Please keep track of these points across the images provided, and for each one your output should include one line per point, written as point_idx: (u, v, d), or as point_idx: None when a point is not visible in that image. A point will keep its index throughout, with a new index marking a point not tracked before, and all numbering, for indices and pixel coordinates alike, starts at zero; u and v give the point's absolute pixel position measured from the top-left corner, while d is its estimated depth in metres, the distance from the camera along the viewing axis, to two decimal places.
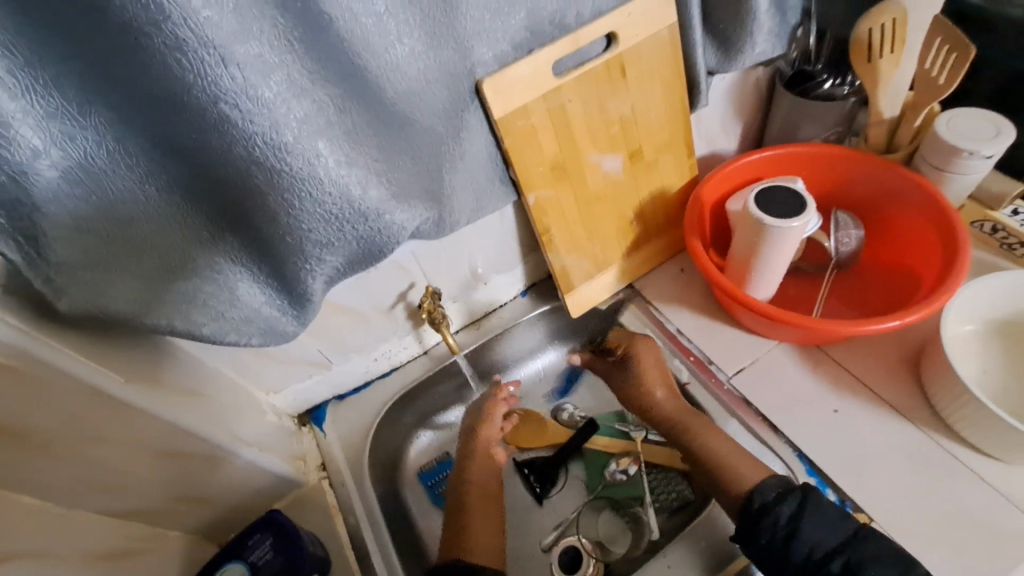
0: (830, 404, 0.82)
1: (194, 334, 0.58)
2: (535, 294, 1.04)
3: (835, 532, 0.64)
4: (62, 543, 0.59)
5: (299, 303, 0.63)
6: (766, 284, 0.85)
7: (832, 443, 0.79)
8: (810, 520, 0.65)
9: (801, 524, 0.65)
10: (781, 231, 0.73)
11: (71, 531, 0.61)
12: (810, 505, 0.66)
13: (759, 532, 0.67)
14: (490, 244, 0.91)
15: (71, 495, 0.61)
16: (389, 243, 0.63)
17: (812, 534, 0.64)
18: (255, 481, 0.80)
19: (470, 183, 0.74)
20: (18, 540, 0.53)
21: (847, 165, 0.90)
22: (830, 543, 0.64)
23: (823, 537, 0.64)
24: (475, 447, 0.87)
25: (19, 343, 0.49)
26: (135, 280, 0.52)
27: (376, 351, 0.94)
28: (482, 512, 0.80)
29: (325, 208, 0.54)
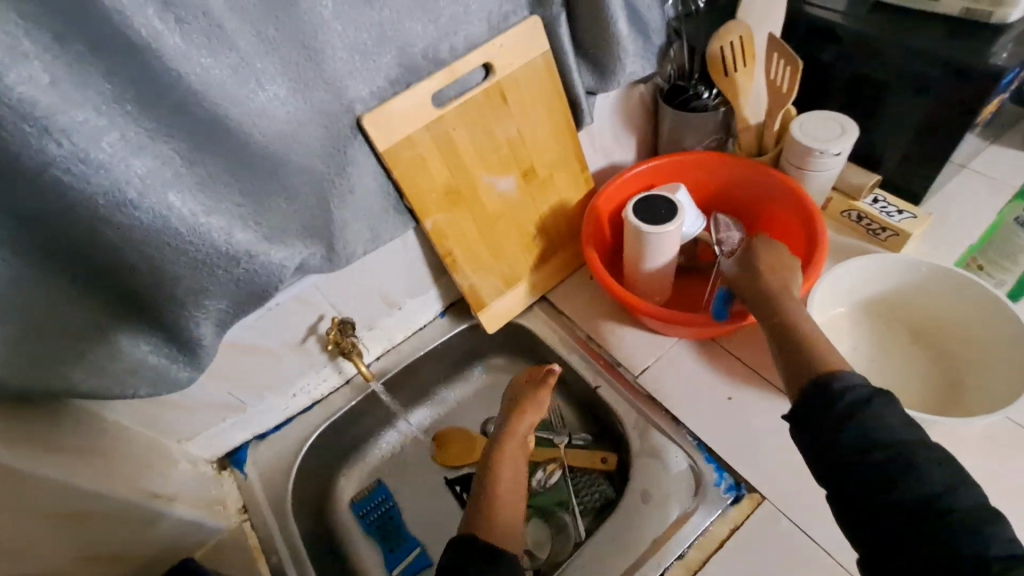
0: (725, 392, 0.88)
1: (74, 391, 0.59)
2: (453, 314, 1.06)
3: (901, 428, 0.57)
4: None
5: (188, 349, 0.63)
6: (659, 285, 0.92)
7: (727, 429, 0.84)
8: (885, 406, 0.58)
9: (868, 408, 0.58)
10: (657, 236, 0.83)
11: None
12: (884, 401, 0.59)
13: (821, 400, 0.61)
14: (399, 271, 0.93)
15: None
16: (274, 281, 0.66)
17: (876, 420, 0.57)
18: (160, 540, 0.76)
19: (364, 215, 0.76)
20: None
21: (722, 169, 0.98)
22: (897, 433, 0.56)
23: (894, 426, 0.57)
24: (519, 428, 0.84)
25: None
26: (1, 346, 0.52)
27: (293, 386, 0.94)
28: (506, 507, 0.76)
29: (190, 256, 0.57)
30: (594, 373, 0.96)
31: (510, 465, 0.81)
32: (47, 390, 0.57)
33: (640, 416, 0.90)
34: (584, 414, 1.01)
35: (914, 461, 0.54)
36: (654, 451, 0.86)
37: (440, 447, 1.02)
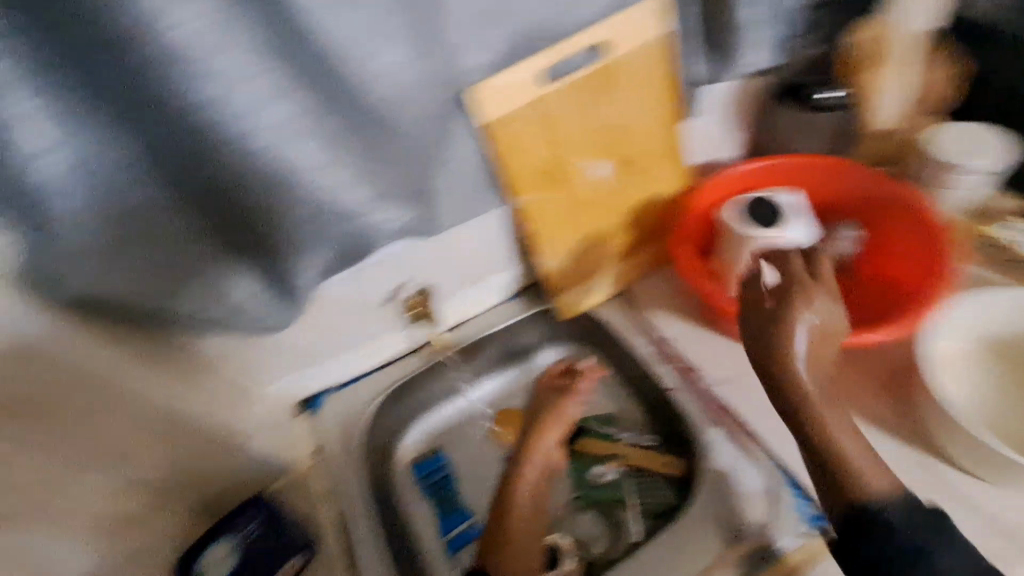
0: None
1: (191, 318, 0.63)
2: (529, 296, 1.06)
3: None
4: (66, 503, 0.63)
5: (289, 293, 0.67)
6: None
7: None
8: (944, 553, 0.56)
9: (922, 558, 0.55)
10: (759, 241, 0.80)
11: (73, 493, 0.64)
12: (941, 542, 0.57)
13: (871, 537, 0.58)
14: (484, 245, 0.93)
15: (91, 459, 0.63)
16: (372, 240, 0.69)
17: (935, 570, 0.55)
18: (243, 462, 0.85)
19: (460, 186, 0.77)
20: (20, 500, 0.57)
21: (838, 177, 0.92)
22: None
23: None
24: (540, 446, 0.89)
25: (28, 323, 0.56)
26: (136, 267, 0.56)
27: (369, 345, 0.97)
28: (522, 541, 0.81)
29: (307, 206, 0.60)
30: (667, 374, 0.92)
31: (531, 486, 0.86)
32: (171, 315, 0.62)
33: (715, 426, 0.85)
34: (652, 414, 0.98)
35: None
36: (729, 465, 0.81)
37: (500, 426, 1.03)
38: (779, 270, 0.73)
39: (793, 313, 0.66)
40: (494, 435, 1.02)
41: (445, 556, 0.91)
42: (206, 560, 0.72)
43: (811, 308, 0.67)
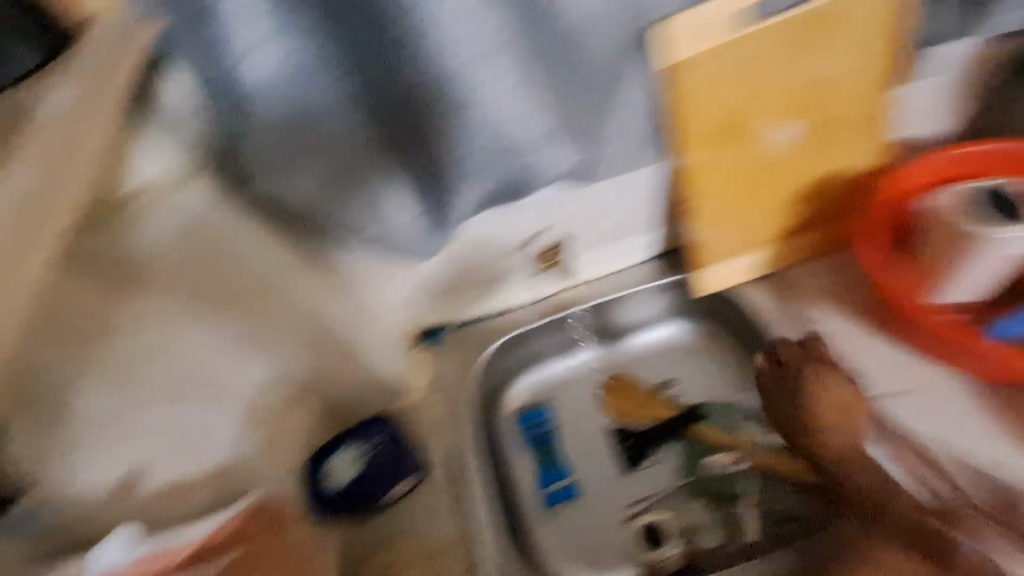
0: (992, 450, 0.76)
1: (351, 232, 0.64)
2: (666, 264, 0.99)
3: None
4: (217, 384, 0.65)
5: (442, 221, 0.66)
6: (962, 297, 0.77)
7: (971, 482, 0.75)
8: None
9: None
10: (990, 242, 0.69)
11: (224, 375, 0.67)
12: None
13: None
14: (633, 202, 0.87)
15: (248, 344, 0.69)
16: (533, 181, 0.65)
17: None
18: (368, 383, 0.85)
19: (624, 132, 0.71)
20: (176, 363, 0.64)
21: None
22: None
23: None
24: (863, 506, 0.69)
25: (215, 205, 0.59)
26: (316, 175, 0.58)
27: (496, 288, 0.95)
28: None
29: (483, 131, 0.58)
30: (822, 375, 0.81)
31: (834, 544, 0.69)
32: (333, 224, 0.63)
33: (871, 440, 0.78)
34: None
35: None
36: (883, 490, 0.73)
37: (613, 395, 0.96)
38: (789, 350, 0.84)
39: (812, 377, 0.81)
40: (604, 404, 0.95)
41: (541, 505, 0.89)
42: (334, 462, 0.76)
43: (829, 381, 0.81)
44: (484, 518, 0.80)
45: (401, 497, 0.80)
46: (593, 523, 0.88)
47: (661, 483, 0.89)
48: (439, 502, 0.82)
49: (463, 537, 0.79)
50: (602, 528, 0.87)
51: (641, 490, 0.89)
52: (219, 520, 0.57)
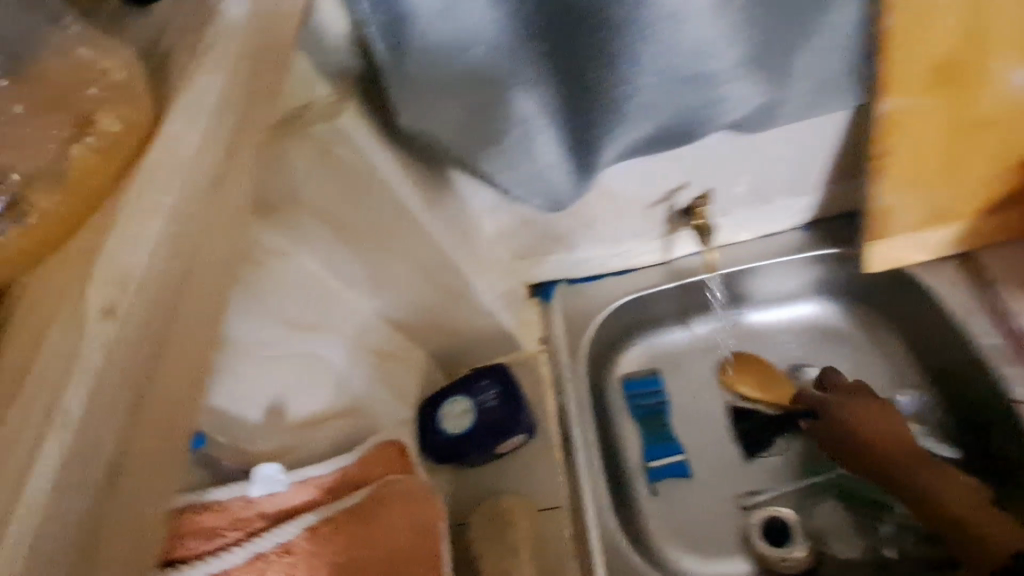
0: None
1: (491, 178, 0.58)
2: (817, 233, 0.86)
3: None
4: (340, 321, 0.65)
5: (586, 168, 0.59)
6: None
7: None
8: None
9: None
10: None
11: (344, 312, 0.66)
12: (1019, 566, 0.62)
13: None
14: (795, 159, 0.75)
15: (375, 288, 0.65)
16: (700, 127, 0.56)
17: None
18: (481, 336, 0.82)
19: (821, 68, 0.57)
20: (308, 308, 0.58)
21: None
22: None
23: None
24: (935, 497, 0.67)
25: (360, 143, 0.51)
26: (460, 113, 0.51)
27: (619, 247, 0.88)
28: None
29: (669, 61, 0.50)
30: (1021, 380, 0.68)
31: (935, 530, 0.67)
32: (473, 169, 0.57)
33: None
34: (959, 420, 0.77)
35: None
36: None
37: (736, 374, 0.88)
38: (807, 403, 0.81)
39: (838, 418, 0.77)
40: (729, 378, 0.89)
41: (648, 480, 0.85)
42: (446, 411, 0.76)
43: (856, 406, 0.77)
44: (600, 487, 0.77)
45: (508, 452, 0.79)
46: (703, 507, 0.82)
47: (782, 474, 0.83)
48: (551, 462, 0.79)
49: (573, 502, 0.76)
50: (718, 514, 0.81)
51: (757, 481, 0.83)
52: (333, 464, 0.51)
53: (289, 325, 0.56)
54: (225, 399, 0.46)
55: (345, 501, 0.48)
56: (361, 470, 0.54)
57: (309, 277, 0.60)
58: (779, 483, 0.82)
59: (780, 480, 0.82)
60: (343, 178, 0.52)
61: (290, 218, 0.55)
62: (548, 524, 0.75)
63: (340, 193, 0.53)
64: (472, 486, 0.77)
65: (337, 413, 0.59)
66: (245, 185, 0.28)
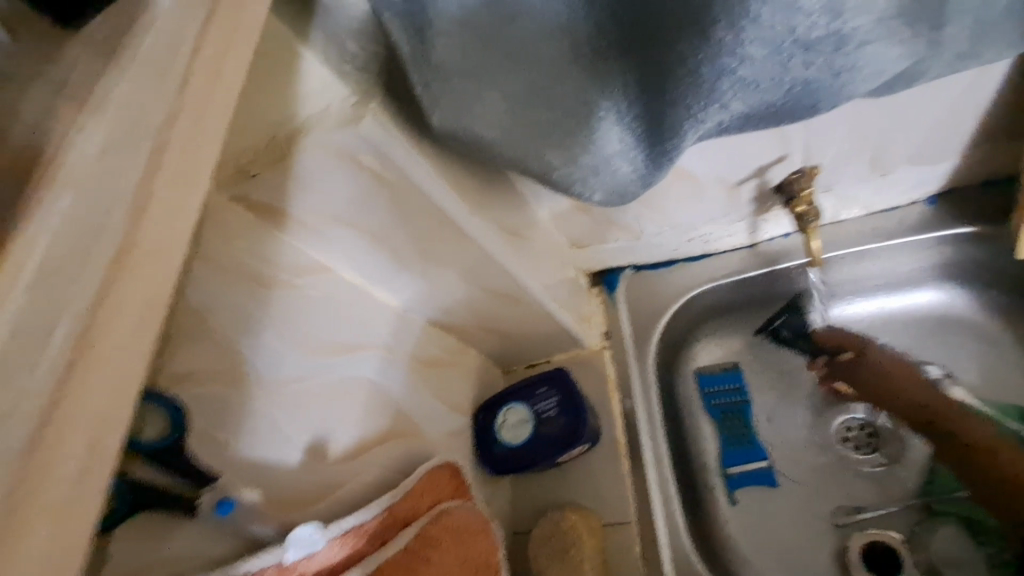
0: None
1: (544, 176, 0.48)
2: (947, 206, 0.70)
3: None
4: (380, 332, 0.60)
5: (661, 159, 0.46)
6: None
7: None
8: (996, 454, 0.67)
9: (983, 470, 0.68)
10: None
11: (380, 319, 0.60)
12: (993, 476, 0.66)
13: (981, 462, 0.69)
14: (925, 121, 0.60)
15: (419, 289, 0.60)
16: (822, 101, 0.42)
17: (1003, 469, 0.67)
18: (539, 336, 0.75)
19: (983, 10, 0.42)
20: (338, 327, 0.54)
21: None
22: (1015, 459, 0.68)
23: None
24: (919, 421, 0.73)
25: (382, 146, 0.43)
26: (505, 97, 0.42)
27: (695, 231, 0.76)
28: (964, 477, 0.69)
29: (789, 20, 0.35)
30: None
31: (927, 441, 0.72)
32: (522, 167, 0.47)
33: None
34: None
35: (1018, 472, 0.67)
36: None
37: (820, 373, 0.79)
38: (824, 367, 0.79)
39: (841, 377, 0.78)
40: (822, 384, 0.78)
41: (726, 489, 0.75)
42: (502, 420, 0.71)
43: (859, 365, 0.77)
44: (671, 501, 0.70)
45: (567, 460, 0.72)
46: (790, 522, 0.73)
47: (888, 491, 0.72)
48: (617, 471, 0.71)
49: (641, 515, 0.68)
50: (808, 530, 0.72)
51: (856, 497, 0.72)
52: (376, 506, 0.47)
53: (321, 349, 0.52)
54: (251, 445, 0.44)
55: (388, 550, 0.44)
56: (407, 505, 0.49)
57: (341, 290, 0.55)
58: (883, 502, 0.71)
59: (886, 499, 0.71)
60: (369, 190, 0.46)
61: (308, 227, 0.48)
62: (613, 540, 0.68)
63: (371, 203, 0.47)
64: (530, 495, 0.73)
65: (382, 437, 0.56)
66: (137, 307, 0.21)
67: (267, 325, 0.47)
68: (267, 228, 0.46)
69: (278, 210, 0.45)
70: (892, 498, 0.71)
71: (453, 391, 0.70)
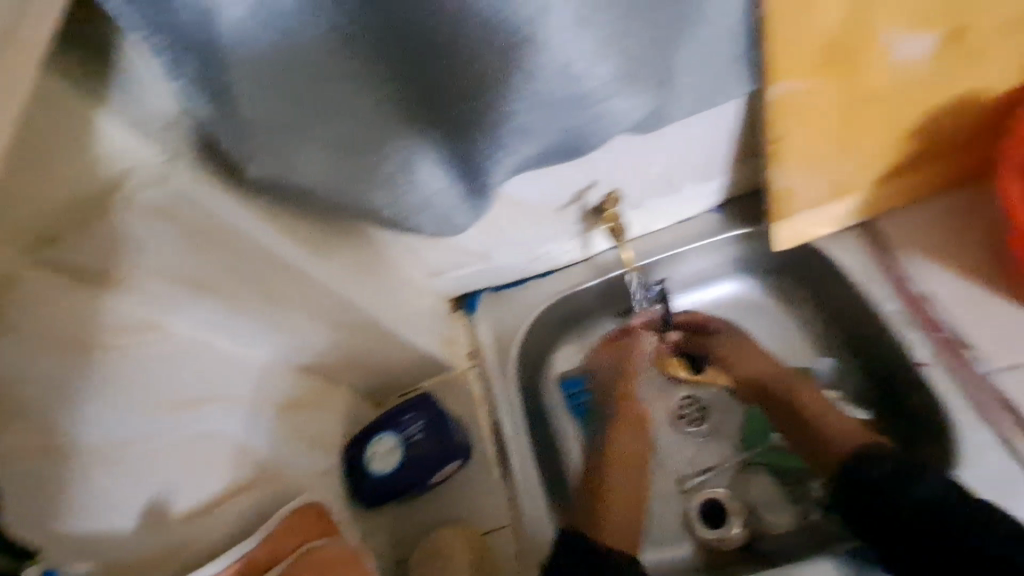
0: None
1: (376, 215, 0.52)
2: (730, 212, 0.86)
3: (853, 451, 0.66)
4: (234, 382, 0.58)
5: (479, 192, 0.53)
6: None
7: None
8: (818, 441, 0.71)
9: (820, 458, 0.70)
10: None
11: (234, 366, 0.59)
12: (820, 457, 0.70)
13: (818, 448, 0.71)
14: (695, 147, 0.74)
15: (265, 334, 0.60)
16: (592, 138, 0.52)
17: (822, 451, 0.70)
18: (403, 364, 0.77)
19: (704, 64, 0.54)
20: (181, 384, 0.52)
21: None
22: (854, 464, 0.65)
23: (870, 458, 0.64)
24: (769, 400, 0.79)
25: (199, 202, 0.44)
26: (322, 149, 0.45)
27: (538, 250, 0.84)
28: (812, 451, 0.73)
29: (539, 85, 0.44)
30: (920, 343, 0.70)
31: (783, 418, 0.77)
32: (352, 209, 0.51)
33: (985, 427, 0.64)
34: (874, 386, 0.78)
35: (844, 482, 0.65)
36: (999, 482, 0.61)
37: (618, 352, 0.86)
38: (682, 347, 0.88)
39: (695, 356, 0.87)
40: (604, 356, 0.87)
41: None
42: (370, 452, 0.73)
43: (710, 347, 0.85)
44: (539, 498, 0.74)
45: (440, 482, 0.76)
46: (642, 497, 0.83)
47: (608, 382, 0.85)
48: (489, 482, 0.75)
49: (513, 518, 0.73)
50: (660, 500, 0.83)
51: (695, 464, 0.84)
52: (231, 556, 0.46)
53: (157, 407, 0.49)
54: (80, 516, 0.42)
55: None
56: (267, 551, 0.49)
57: (179, 345, 0.52)
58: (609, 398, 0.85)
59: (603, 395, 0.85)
60: (194, 243, 0.47)
61: (135, 284, 0.46)
62: (492, 547, 0.72)
63: (198, 257, 0.48)
64: (412, 521, 0.75)
65: (240, 487, 0.55)
66: None
67: (91, 395, 0.44)
68: (93, 288, 0.44)
69: (97, 275, 0.45)
70: (607, 389, 0.85)
71: (319, 432, 0.70)
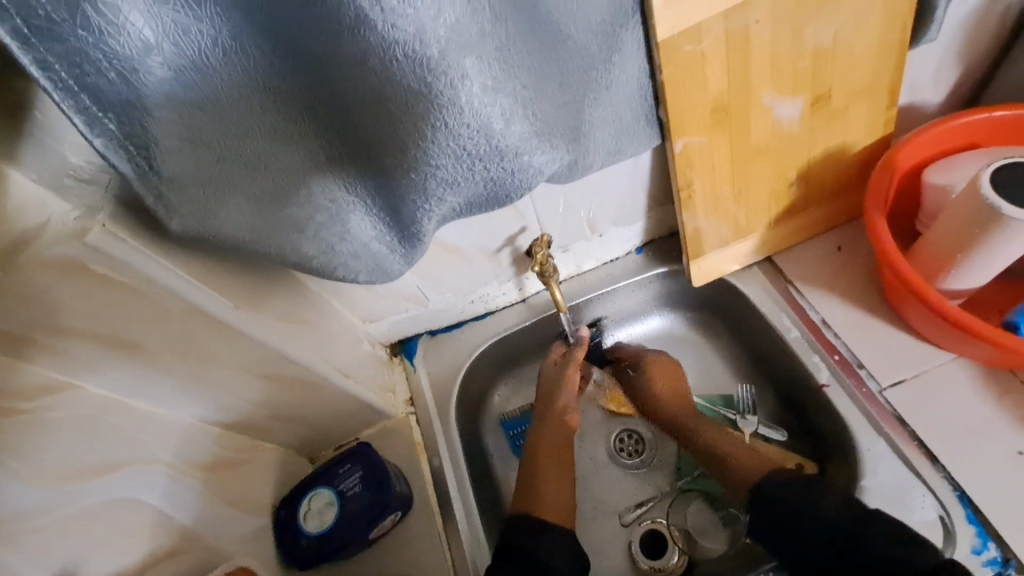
0: (964, 403, 0.70)
1: (307, 265, 0.53)
2: (651, 253, 0.92)
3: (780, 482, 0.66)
4: (152, 441, 0.56)
5: (409, 240, 0.55)
6: (942, 249, 0.67)
7: (998, 476, 0.65)
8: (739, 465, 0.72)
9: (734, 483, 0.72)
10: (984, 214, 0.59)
11: (151, 425, 0.56)
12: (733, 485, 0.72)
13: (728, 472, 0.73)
14: (614, 194, 0.80)
15: (186, 391, 0.58)
16: (515, 192, 0.54)
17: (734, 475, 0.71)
18: (338, 414, 0.75)
19: (612, 120, 0.61)
20: (88, 448, 0.49)
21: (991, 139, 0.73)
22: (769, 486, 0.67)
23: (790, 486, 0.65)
24: (691, 428, 0.79)
25: (119, 256, 0.43)
26: (248, 202, 0.46)
27: (473, 293, 0.86)
28: (724, 469, 0.74)
29: (459, 142, 0.46)
30: (821, 367, 0.77)
31: (703, 444, 0.77)
32: (281, 260, 0.52)
33: (880, 438, 0.71)
34: (787, 408, 0.84)
35: (762, 502, 0.66)
36: (895, 490, 0.67)
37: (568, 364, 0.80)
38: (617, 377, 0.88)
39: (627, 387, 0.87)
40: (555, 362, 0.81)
41: None
42: (305, 509, 0.70)
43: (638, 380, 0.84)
44: (482, 544, 0.73)
45: (380, 536, 0.73)
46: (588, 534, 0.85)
47: (551, 390, 0.78)
48: (431, 530, 0.74)
49: (456, 566, 0.72)
50: (606, 535, 0.85)
51: (635, 497, 0.87)
52: None
53: (70, 474, 0.47)
54: None
55: None
56: None
57: (86, 408, 0.50)
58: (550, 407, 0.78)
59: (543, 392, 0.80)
60: (111, 299, 0.45)
61: (53, 349, 0.46)
62: None
63: (119, 311, 0.46)
64: None
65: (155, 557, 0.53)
66: None
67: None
68: (3, 357, 0.43)
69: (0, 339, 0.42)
70: (551, 398, 0.78)
71: (246, 491, 0.67)
